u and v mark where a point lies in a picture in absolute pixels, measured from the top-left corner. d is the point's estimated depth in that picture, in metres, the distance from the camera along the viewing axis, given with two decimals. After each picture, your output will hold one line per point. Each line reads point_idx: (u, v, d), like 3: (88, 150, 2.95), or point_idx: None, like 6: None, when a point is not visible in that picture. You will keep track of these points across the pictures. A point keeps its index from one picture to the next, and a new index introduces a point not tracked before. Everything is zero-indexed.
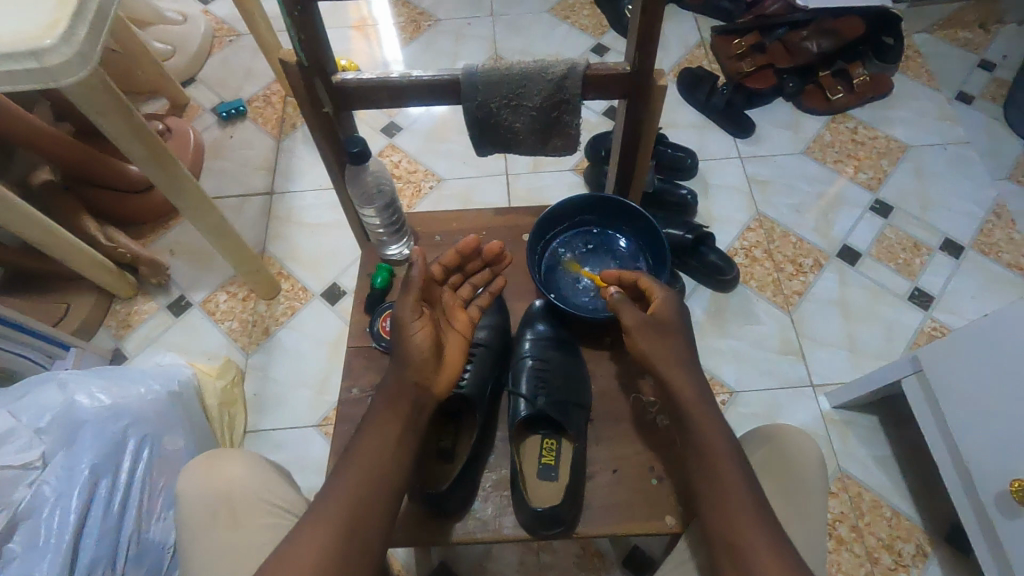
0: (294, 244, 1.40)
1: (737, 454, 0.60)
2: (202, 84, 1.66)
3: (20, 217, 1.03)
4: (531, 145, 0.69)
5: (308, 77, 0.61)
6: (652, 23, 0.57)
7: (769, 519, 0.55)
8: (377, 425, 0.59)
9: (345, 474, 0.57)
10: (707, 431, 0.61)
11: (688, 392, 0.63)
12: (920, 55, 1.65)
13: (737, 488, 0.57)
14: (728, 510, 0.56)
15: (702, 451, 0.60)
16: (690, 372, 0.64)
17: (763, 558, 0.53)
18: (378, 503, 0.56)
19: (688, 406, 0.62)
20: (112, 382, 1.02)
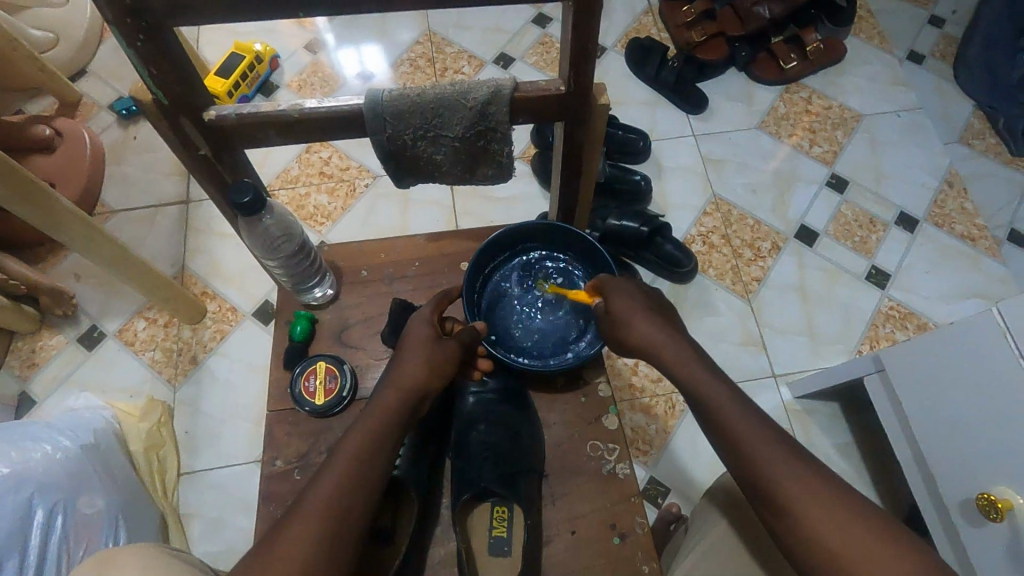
0: (217, 258, 1.27)
1: (732, 390, 0.58)
2: (95, 76, 1.46)
3: None
4: (457, 176, 0.59)
5: (172, 116, 0.50)
6: (588, 38, 0.48)
7: (786, 442, 0.54)
8: (331, 469, 0.51)
9: (291, 521, 0.48)
10: (701, 381, 0.59)
11: (669, 352, 0.60)
12: (871, 13, 1.58)
13: (744, 425, 0.56)
14: (746, 452, 0.55)
15: (704, 403, 0.58)
16: (668, 329, 0.62)
17: (794, 488, 0.52)
18: (319, 567, 0.46)
19: (672, 362, 0.60)
20: (10, 445, 0.90)
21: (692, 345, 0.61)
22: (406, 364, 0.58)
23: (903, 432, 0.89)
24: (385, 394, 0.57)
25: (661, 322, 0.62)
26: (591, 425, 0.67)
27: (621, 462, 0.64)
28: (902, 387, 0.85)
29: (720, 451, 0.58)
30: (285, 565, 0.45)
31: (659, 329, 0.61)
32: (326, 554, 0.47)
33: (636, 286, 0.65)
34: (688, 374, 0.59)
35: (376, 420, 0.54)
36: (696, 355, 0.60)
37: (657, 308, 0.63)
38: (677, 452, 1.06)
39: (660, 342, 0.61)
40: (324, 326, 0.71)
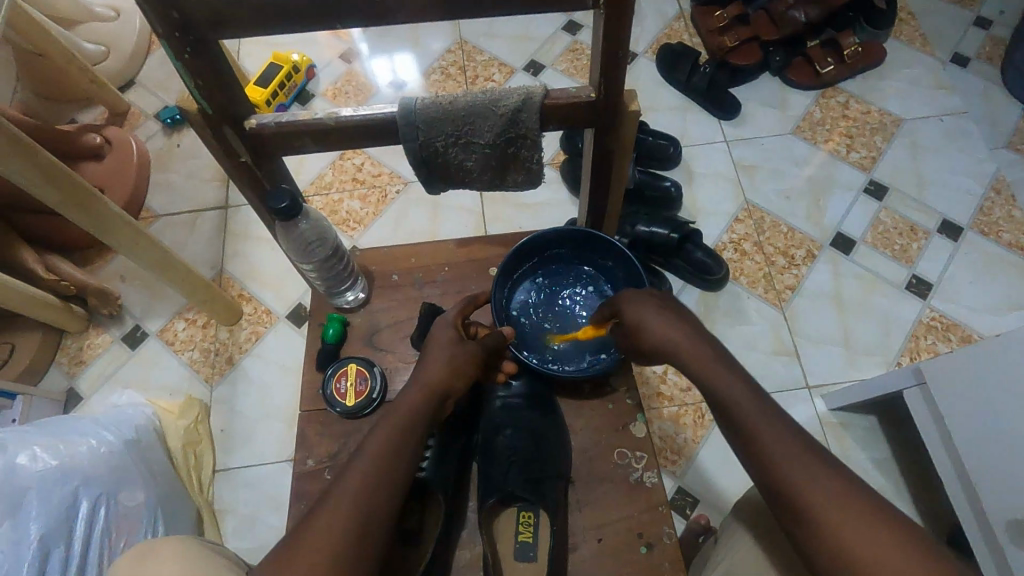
0: (253, 262, 1.30)
1: (752, 391, 0.57)
2: (142, 86, 1.52)
3: None
4: (487, 182, 0.60)
5: (215, 126, 0.52)
6: (619, 45, 0.48)
7: (809, 447, 0.53)
8: (357, 466, 0.52)
9: (318, 519, 0.49)
10: (722, 383, 0.58)
11: (690, 351, 0.60)
12: (913, 15, 1.54)
13: (765, 426, 0.55)
14: (766, 454, 0.53)
15: (723, 403, 0.57)
16: (685, 330, 0.62)
17: (815, 491, 0.50)
18: (347, 561, 0.47)
19: (692, 363, 0.60)
20: (57, 438, 0.94)
21: (713, 344, 0.61)
22: (428, 366, 0.59)
23: (945, 447, 0.85)
24: (408, 394, 0.58)
25: (678, 322, 0.62)
26: (619, 432, 0.66)
27: (649, 470, 0.64)
28: (944, 400, 0.82)
29: (738, 453, 0.57)
30: (314, 559, 0.46)
31: (674, 330, 0.62)
32: (353, 548, 0.48)
33: (652, 293, 0.65)
34: (707, 374, 0.59)
35: (400, 419, 0.55)
36: (717, 354, 0.60)
37: (674, 308, 0.64)
38: (706, 463, 1.04)
39: (677, 342, 0.61)
40: (356, 329, 0.72)
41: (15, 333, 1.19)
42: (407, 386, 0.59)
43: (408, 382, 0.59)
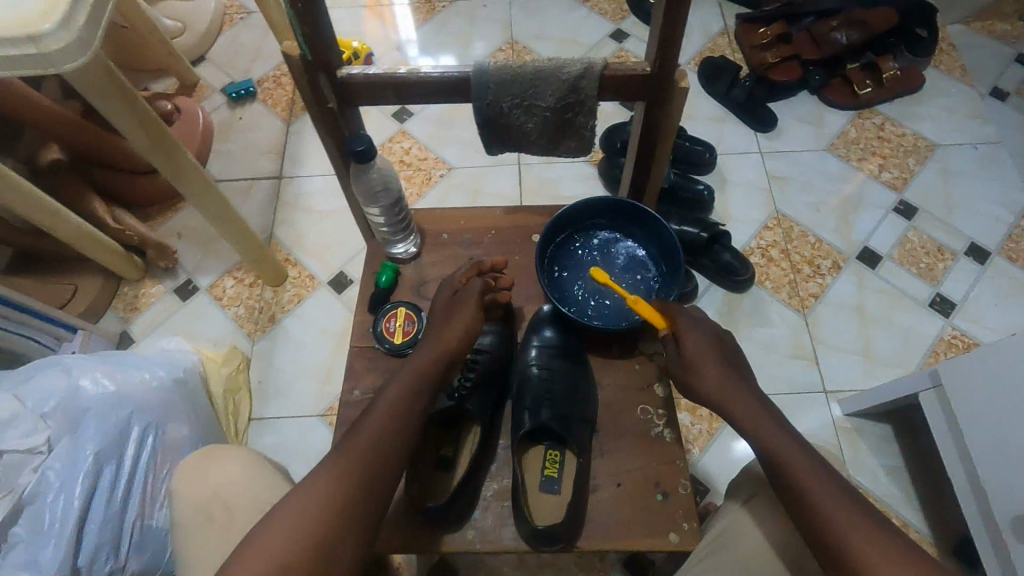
0: (301, 230, 1.38)
1: (810, 452, 0.58)
2: (212, 62, 1.63)
3: (25, 197, 1.01)
4: (542, 146, 0.66)
5: (312, 72, 0.59)
6: (677, 23, 0.54)
7: (863, 509, 0.53)
8: (379, 406, 0.59)
9: (344, 450, 0.56)
10: (774, 437, 0.59)
11: (742, 404, 0.62)
12: (954, 47, 1.58)
13: (820, 481, 0.55)
14: (824, 514, 0.54)
15: (775, 458, 0.58)
16: (737, 381, 0.64)
17: (870, 553, 0.51)
18: (368, 485, 0.54)
19: (746, 418, 0.61)
20: (116, 368, 1.02)
21: (764, 402, 0.62)
22: (438, 328, 0.66)
23: (957, 450, 0.88)
24: (422, 348, 0.64)
25: (730, 371, 0.64)
26: (644, 391, 0.71)
27: (668, 426, 0.68)
28: (960, 402, 0.85)
29: (789, 513, 0.57)
30: (340, 483, 0.53)
31: (729, 380, 0.63)
32: (372, 472, 0.55)
33: (708, 327, 0.67)
34: (760, 430, 0.60)
35: (419, 371, 0.62)
36: (768, 409, 0.62)
37: (723, 355, 0.66)
38: (720, 452, 1.08)
39: (730, 393, 0.63)
40: (406, 279, 0.78)
41: (78, 276, 1.28)
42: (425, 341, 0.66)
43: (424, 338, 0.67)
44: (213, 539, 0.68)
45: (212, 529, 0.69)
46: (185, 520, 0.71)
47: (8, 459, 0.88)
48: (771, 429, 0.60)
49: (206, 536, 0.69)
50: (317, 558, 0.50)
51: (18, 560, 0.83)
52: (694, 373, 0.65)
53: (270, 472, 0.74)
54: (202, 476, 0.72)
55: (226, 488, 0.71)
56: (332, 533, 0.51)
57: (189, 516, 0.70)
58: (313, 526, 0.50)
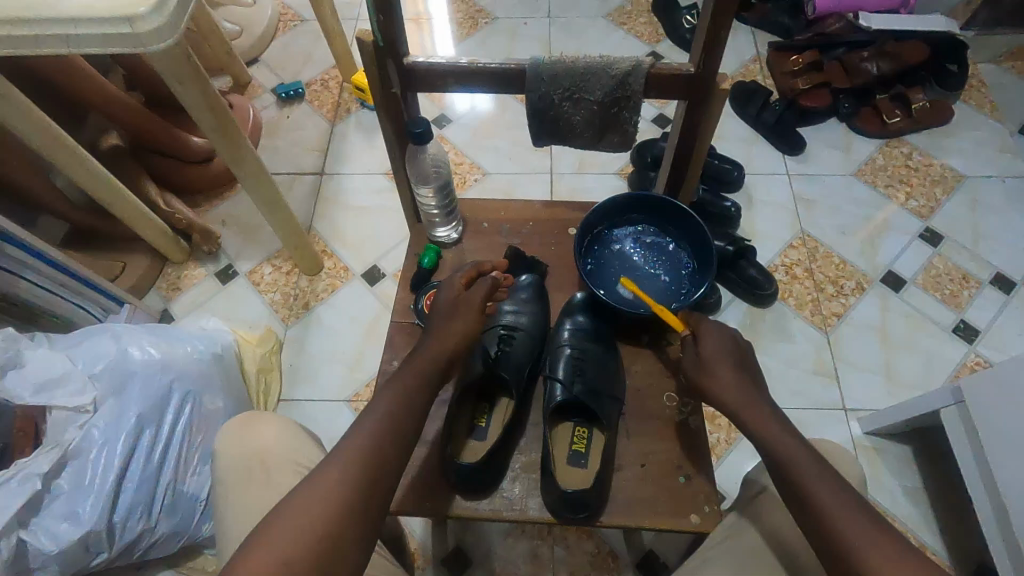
0: (339, 224, 1.44)
1: (817, 456, 0.58)
2: (264, 64, 1.72)
3: (80, 163, 1.08)
4: (587, 139, 0.70)
5: (382, 58, 0.64)
6: (722, 26, 0.58)
7: (868, 513, 0.53)
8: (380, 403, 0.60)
9: (356, 436, 0.57)
10: (780, 441, 0.60)
11: (751, 410, 0.63)
12: (984, 84, 1.61)
13: (822, 479, 0.56)
14: (828, 516, 0.53)
15: (780, 458, 0.59)
16: (747, 385, 0.65)
17: (873, 557, 0.50)
18: (383, 465, 0.56)
19: (754, 423, 0.62)
20: (161, 339, 1.07)
21: (773, 409, 0.63)
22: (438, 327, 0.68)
23: (978, 467, 0.88)
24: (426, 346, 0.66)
25: (742, 376, 0.66)
26: (670, 379, 0.73)
27: (693, 413, 0.70)
28: (983, 418, 0.86)
29: (796, 517, 0.57)
30: (356, 464, 0.54)
31: (738, 385, 0.65)
32: (379, 464, 0.55)
33: (725, 332, 0.69)
34: (767, 434, 0.61)
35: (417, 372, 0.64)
36: (775, 414, 0.63)
37: (739, 359, 0.67)
38: (738, 461, 1.09)
39: (741, 397, 0.64)
40: (447, 263, 0.82)
41: (128, 255, 1.35)
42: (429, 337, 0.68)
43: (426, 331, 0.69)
44: (252, 494, 0.70)
45: (252, 486, 0.71)
46: (224, 475, 0.72)
47: (57, 414, 0.92)
48: (779, 432, 0.61)
49: (246, 492, 0.70)
50: (337, 534, 0.50)
51: (57, 511, 0.87)
52: (706, 376, 0.66)
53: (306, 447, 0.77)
54: (246, 436, 0.74)
55: (270, 449, 0.73)
56: (342, 524, 0.51)
57: (230, 471, 0.72)
58: (326, 517, 0.50)
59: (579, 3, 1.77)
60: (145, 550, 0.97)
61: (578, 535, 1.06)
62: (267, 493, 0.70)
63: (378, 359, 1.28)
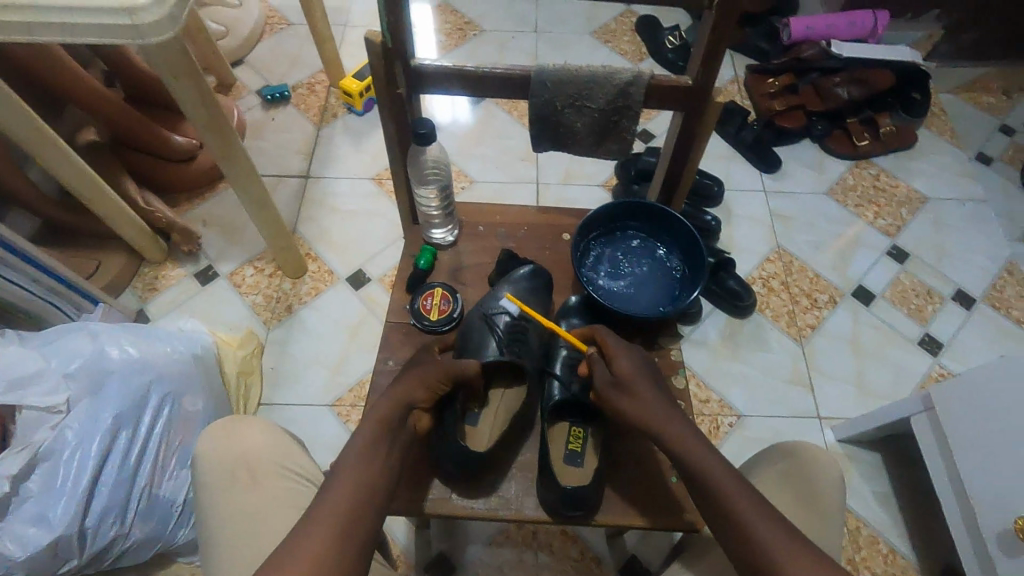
0: (325, 227, 1.43)
1: (730, 466, 0.59)
2: (250, 66, 1.70)
3: (58, 154, 1.06)
4: (586, 146, 0.72)
5: (389, 58, 0.64)
6: (721, 42, 0.61)
7: (781, 519, 0.55)
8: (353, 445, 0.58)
9: (340, 466, 0.56)
10: (695, 454, 0.60)
11: (668, 424, 0.62)
12: (944, 112, 1.71)
13: (743, 492, 0.56)
14: (747, 526, 0.54)
15: (703, 473, 0.58)
16: (658, 397, 0.65)
17: (791, 562, 0.51)
18: (373, 488, 0.55)
19: (669, 435, 0.61)
20: (140, 338, 1.04)
21: (684, 421, 0.63)
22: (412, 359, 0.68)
23: (946, 470, 0.93)
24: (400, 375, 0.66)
25: (653, 388, 0.65)
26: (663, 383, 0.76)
27: None
28: (951, 423, 0.90)
29: (713, 528, 0.57)
30: (347, 494, 0.53)
31: (653, 398, 0.64)
32: (370, 491, 0.54)
33: (632, 349, 0.69)
34: (683, 447, 0.60)
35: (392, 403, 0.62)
36: (686, 424, 0.63)
37: (650, 375, 0.67)
38: None
39: (653, 409, 0.63)
40: (443, 264, 0.83)
41: (103, 253, 1.31)
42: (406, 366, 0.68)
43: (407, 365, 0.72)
44: (235, 500, 0.68)
45: (237, 493, 0.68)
46: (206, 482, 0.69)
47: (29, 414, 0.89)
48: (692, 444, 0.61)
49: (230, 499, 0.68)
50: (340, 559, 0.49)
51: (27, 514, 0.84)
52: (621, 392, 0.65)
53: (293, 447, 0.74)
54: (229, 441, 0.70)
55: (255, 453, 0.70)
56: (339, 563, 0.49)
57: (212, 477, 0.69)
58: (321, 561, 0.48)
59: (566, 19, 1.81)
60: (119, 554, 0.94)
61: (562, 540, 1.07)
62: (254, 500, 0.68)
63: (362, 363, 1.26)
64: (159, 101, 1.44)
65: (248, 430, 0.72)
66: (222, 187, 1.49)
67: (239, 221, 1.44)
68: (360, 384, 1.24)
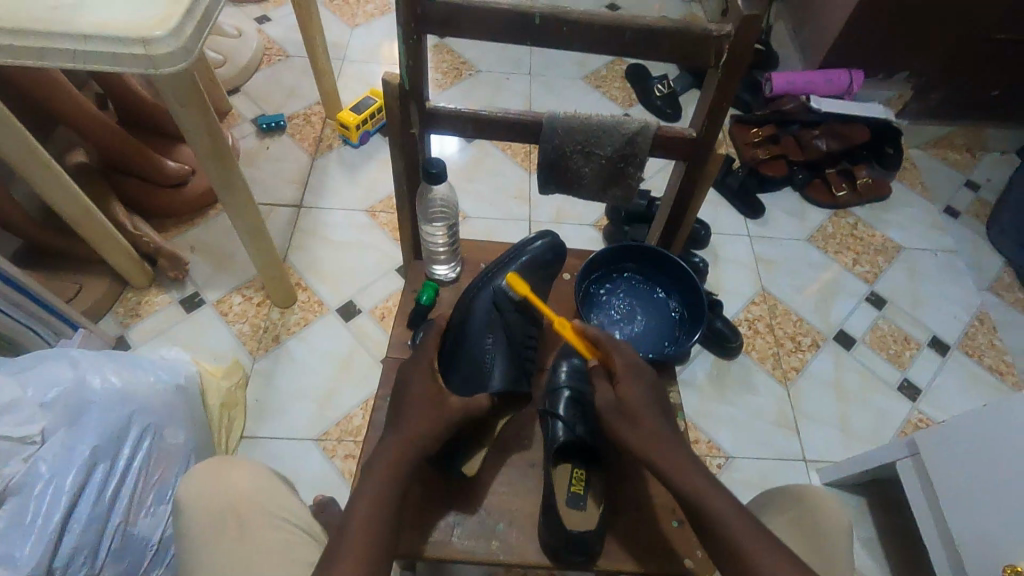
0: (316, 257, 1.42)
1: (732, 498, 0.60)
2: (246, 94, 1.71)
3: (49, 176, 1.04)
4: (592, 190, 0.74)
5: (405, 99, 0.66)
6: (725, 99, 0.64)
7: (785, 552, 0.56)
8: (364, 492, 0.57)
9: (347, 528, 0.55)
10: (698, 487, 0.60)
11: (670, 457, 0.63)
12: (915, 167, 1.80)
13: (751, 535, 0.57)
14: (751, 562, 0.55)
15: (706, 513, 0.59)
16: (665, 430, 0.65)
17: None
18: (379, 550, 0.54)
19: (671, 468, 0.62)
20: (122, 367, 1.01)
21: (685, 452, 0.64)
22: (415, 383, 0.65)
23: (932, 515, 0.94)
24: (407, 405, 0.63)
25: (659, 419, 0.67)
26: None
27: None
28: (937, 468, 0.92)
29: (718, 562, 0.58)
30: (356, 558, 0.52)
31: (656, 428, 0.65)
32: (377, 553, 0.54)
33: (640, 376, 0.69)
34: (686, 480, 0.61)
35: (402, 448, 0.60)
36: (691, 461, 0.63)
37: (658, 402, 0.69)
38: None
39: (660, 441, 0.64)
40: (444, 300, 0.83)
41: (86, 277, 1.27)
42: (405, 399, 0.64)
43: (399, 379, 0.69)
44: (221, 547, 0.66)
45: (225, 544, 0.66)
46: (193, 531, 0.67)
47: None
48: (695, 477, 0.61)
49: (218, 550, 0.66)
50: None
51: None
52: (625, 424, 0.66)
53: (281, 489, 0.73)
54: (216, 482, 0.69)
55: (245, 501, 0.69)
56: None
57: (201, 526, 0.67)
58: None
59: (559, 63, 1.88)
60: None
61: None
62: (242, 551, 0.66)
63: (350, 396, 1.24)
64: (153, 126, 1.44)
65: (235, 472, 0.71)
66: (212, 214, 1.47)
67: (228, 248, 1.42)
68: (347, 419, 1.21)
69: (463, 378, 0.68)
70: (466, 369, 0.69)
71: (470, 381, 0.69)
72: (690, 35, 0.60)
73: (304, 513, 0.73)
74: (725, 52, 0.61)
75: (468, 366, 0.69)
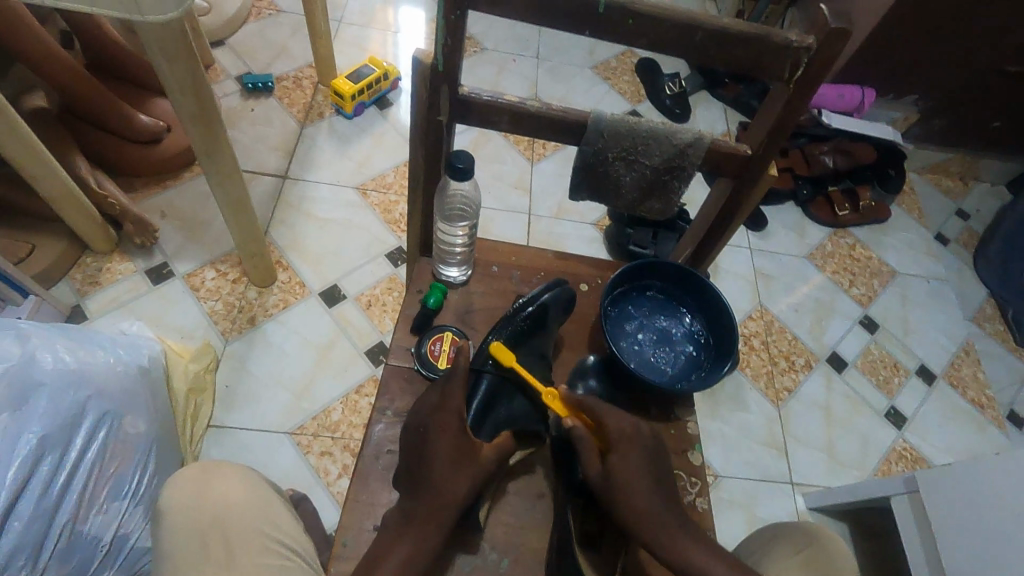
0: (300, 234, 1.32)
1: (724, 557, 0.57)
2: (231, 48, 1.57)
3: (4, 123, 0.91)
4: (628, 201, 0.68)
5: (437, 83, 0.58)
6: (792, 118, 0.59)
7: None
8: (397, 549, 0.55)
9: None
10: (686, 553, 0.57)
11: (653, 522, 0.59)
12: (914, 191, 1.80)
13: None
14: None
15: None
16: (655, 498, 0.61)
17: None
18: None
19: (651, 535, 0.59)
20: (78, 344, 0.90)
21: (668, 513, 0.60)
22: (443, 434, 0.59)
23: (926, 559, 0.93)
24: (436, 461, 0.58)
25: (653, 489, 0.61)
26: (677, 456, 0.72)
27: (701, 496, 0.70)
28: (935, 508, 0.92)
29: None
30: None
31: (646, 495, 0.61)
32: None
33: (627, 436, 0.63)
34: (675, 550, 0.58)
35: (433, 506, 0.57)
36: (676, 524, 0.60)
37: (653, 469, 0.63)
38: None
39: (648, 518, 0.59)
40: (452, 306, 0.76)
41: (41, 237, 1.15)
42: (426, 453, 0.59)
43: (416, 416, 0.63)
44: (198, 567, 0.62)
45: (209, 564, 0.63)
46: (170, 548, 0.64)
47: None
48: (684, 541, 0.58)
49: (201, 571, 0.62)
50: None
51: None
52: (615, 498, 0.60)
53: (269, 501, 0.69)
54: (199, 493, 0.66)
55: (230, 518, 0.65)
56: None
57: (180, 544, 0.64)
58: None
59: (569, 48, 1.79)
60: None
61: None
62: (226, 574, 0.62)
63: (328, 388, 1.16)
64: (125, 74, 1.30)
65: (221, 481, 0.67)
66: (187, 177, 1.35)
67: (203, 215, 1.31)
68: (325, 413, 1.13)
69: (482, 410, 0.66)
70: (485, 401, 0.66)
71: (488, 413, 0.66)
72: (766, 43, 0.54)
73: (295, 527, 0.69)
74: (802, 66, 0.55)
75: (489, 398, 0.66)
